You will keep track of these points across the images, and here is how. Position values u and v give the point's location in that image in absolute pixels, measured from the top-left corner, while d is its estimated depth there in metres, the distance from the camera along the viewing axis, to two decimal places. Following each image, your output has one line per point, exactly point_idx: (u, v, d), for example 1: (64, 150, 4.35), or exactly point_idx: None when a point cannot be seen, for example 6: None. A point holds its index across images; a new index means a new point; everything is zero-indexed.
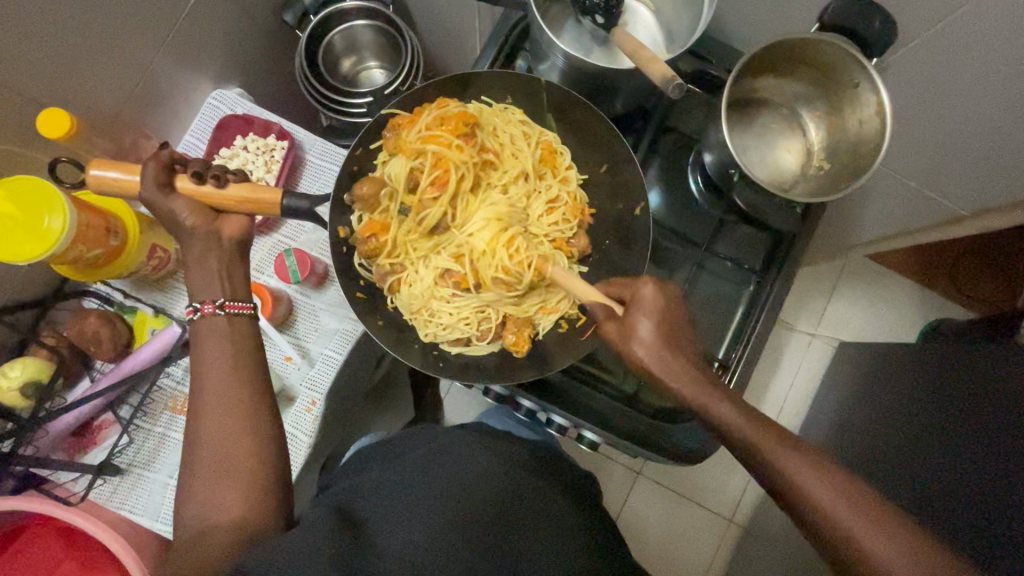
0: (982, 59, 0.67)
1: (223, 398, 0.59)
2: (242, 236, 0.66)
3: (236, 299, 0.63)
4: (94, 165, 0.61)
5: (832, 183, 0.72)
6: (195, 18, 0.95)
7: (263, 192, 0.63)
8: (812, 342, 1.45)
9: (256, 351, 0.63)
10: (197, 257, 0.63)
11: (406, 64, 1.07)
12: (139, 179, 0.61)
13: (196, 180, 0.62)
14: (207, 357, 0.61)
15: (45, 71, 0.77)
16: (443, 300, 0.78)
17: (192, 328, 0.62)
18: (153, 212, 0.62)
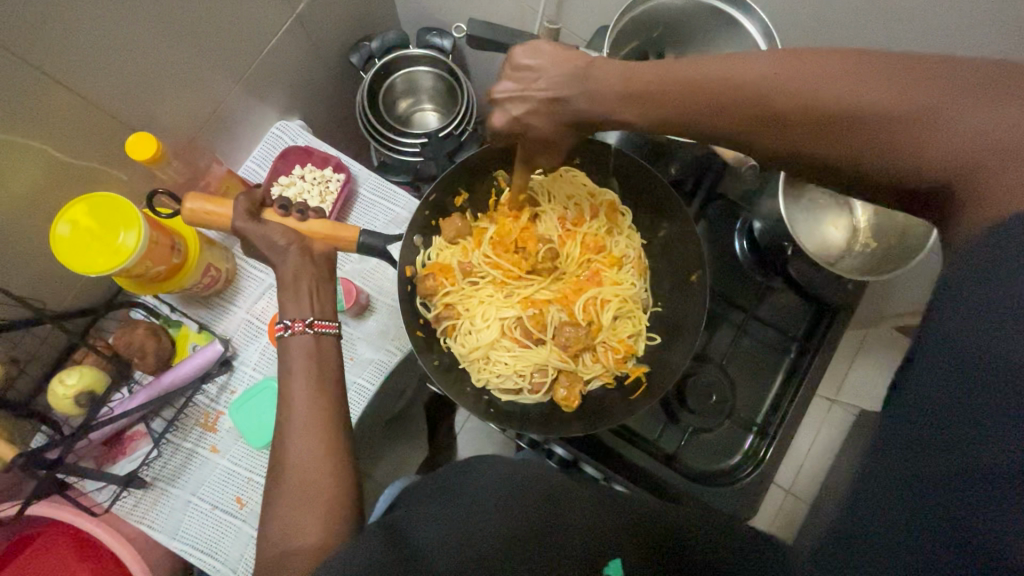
0: None
1: (295, 418, 0.62)
2: (320, 263, 0.69)
3: (324, 318, 0.67)
4: (190, 200, 0.67)
5: (880, 262, 0.74)
6: (273, 54, 1.01)
7: (342, 229, 0.69)
8: (831, 409, 1.45)
9: (333, 366, 0.66)
10: (280, 279, 0.66)
11: (462, 112, 1.13)
12: (229, 213, 0.66)
13: (281, 213, 0.69)
14: (293, 375, 0.64)
15: (140, 91, 0.82)
16: (500, 351, 0.81)
17: (281, 343, 0.65)
18: (243, 233, 0.65)
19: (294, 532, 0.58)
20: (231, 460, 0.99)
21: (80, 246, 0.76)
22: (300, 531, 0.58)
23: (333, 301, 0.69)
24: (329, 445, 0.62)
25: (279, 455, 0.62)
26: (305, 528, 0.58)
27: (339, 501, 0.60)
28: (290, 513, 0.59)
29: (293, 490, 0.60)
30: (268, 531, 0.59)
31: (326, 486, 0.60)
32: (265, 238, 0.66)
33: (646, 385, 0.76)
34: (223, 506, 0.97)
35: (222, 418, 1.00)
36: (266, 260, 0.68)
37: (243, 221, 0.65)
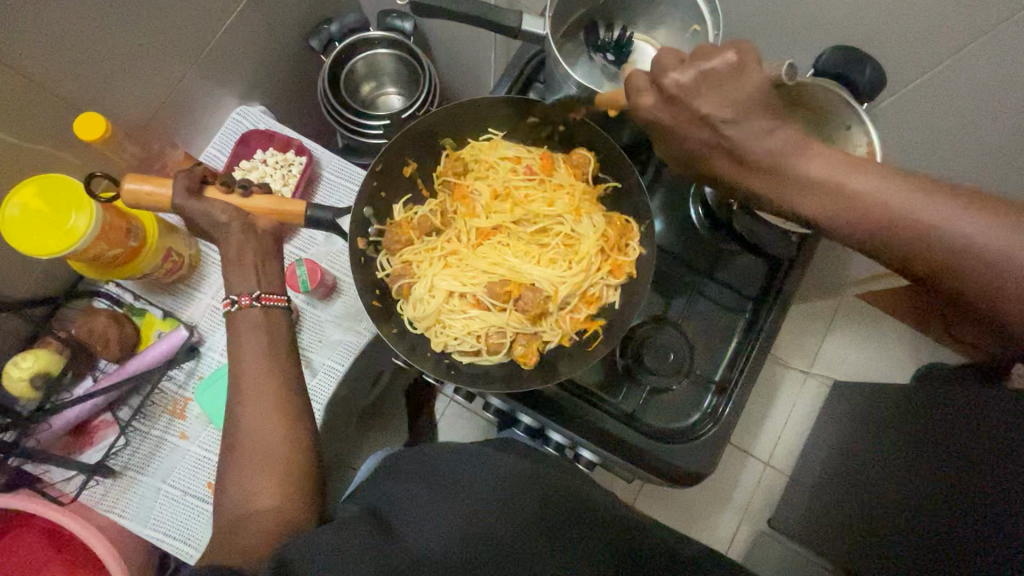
0: (963, 106, 0.72)
1: (254, 391, 0.62)
2: (267, 239, 0.69)
3: (271, 293, 0.67)
4: (128, 180, 0.64)
5: None
6: (228, 37, 1.00)
7: (288, 205, 0.68)
8: (807, 381, 1.49)
9: (288, 340, 0.67)
10: (226, 256, 0.66)
11: (425, 92, 1.13)
12: (169, 192, 0.64)
13: (225, 190, 0.66)
14: (248, 351, 0.64)
15: (89, 74, 0.81)
16: (455, 314, 0.84)
17: (228, 319, 0.66)
18: (185, 211, 0.65)
19: (249, 501, 0.58)
20: (200, 446, 0.98)
21: (30, 227, 0.76)
22: (254, 501, 0.58)
23: (279, 276, 0.69)
24: (284, 413, 0.62)
25: (234, 426, 0.62)
26: (258, 496, 0.58)
27: (294, 469, 0.60)
28: (245, 483, 0.59)
29: (252, 461, 0.60)
30: (224, 502, 0.59)
31: (283, 457, 0.60)
32: (207, 215, 0.65)
33: (601, 336, 0.78)
34: (194, 492, 0.96)
35: (190, 404, 1.00)
36: (212, 238, 0.67)
37: (185, 198, 0.65)
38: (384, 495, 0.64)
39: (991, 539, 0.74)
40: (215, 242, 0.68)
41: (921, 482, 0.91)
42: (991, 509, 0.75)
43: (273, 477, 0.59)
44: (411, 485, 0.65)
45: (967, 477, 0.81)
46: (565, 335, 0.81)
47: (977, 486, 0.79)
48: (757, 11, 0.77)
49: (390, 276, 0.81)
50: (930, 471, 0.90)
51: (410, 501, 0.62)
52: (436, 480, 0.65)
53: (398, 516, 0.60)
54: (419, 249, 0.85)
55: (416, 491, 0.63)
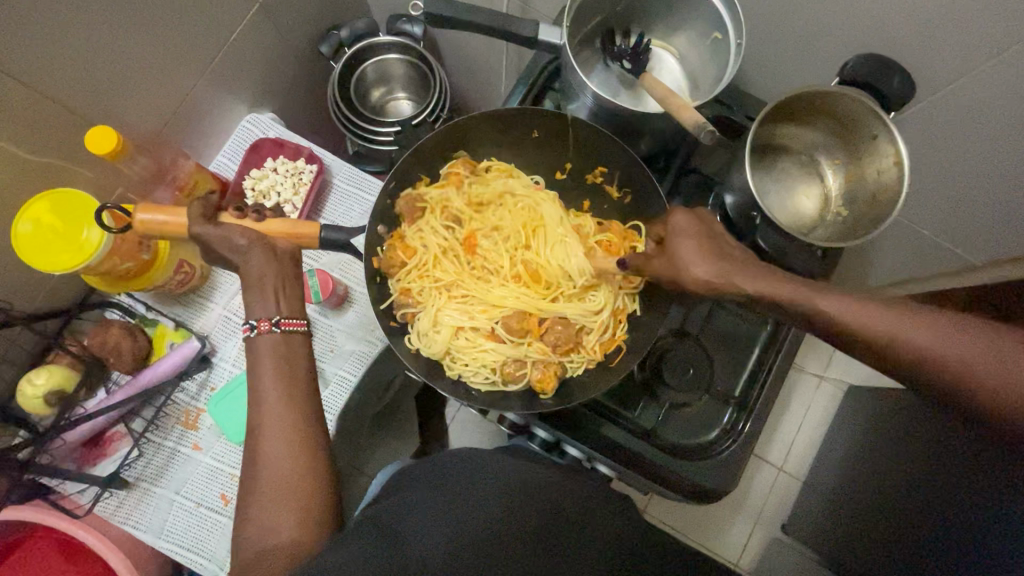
0: (993, 116, 0.70)
1: (269, 412, 0.62)
2: (284, 260, 0.68)
3: (291, 317, 0.66)
4: (140, 210, 0.64)
5: (852, 229, 0.74)
6: (238, 46, 0.99)
7: (301, 224, 0.67)
8: (820, 385, 1.47)
9: (302, 360, 0.66)
10: (243, 279, 0.65)
11: (435, 98, 1.11)
12: (186, 218, 0.64)
13: (238, 216, 0.67)
14: (263, 371, 0.63)
15: (99, 88, 0.80)
16: (465, 347, 0.81)
17: (248, 344, 0.64)
18: (201, 235, 0.64)
19: (267, 529, 0.58)
20: (214, 458, 0.98)
21: (42, 242, 0.75)
22: (273, 528, 0.57)
23: (300, 300, 0.68)
24: (302, 436, 0.61)
25: (252, 452, 0.61)
26: (277, 524, 0.58)
27: (311, 495, 0.60)
28: (263, 510, 0.58)
29: (267, 483, 0.59)
30: (243, 529, 0.59)
31: (298, 480, 0.60)
32: (223, 238, 0.64)
33: (624, 350, 0.81)
34: (208, 504, 0.96)
35: (203, 415, 0.99)
36: (228, 261, 0.67)
37: (201, 222, 0.64)
38: (401, 504, 0.63)
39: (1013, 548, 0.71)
40: (232, 265, 0.67)
41: (947, 484, 0.89)
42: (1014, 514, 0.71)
43: (288, 501, 0.58)
44: (425, 495, 0.63)
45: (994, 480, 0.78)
46: (588, 357, 0.80)
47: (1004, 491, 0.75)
48: (778, 18, 0.75)
49: (399, 304, 0.79)
50: (955, 471, 0.88)
51: (426, 510, 0.60)
52: (451, 489, 0.64)
53: (412, 527, 0.59)
54: (425, 280, 0.82)
55: (430, 501, 0.62)
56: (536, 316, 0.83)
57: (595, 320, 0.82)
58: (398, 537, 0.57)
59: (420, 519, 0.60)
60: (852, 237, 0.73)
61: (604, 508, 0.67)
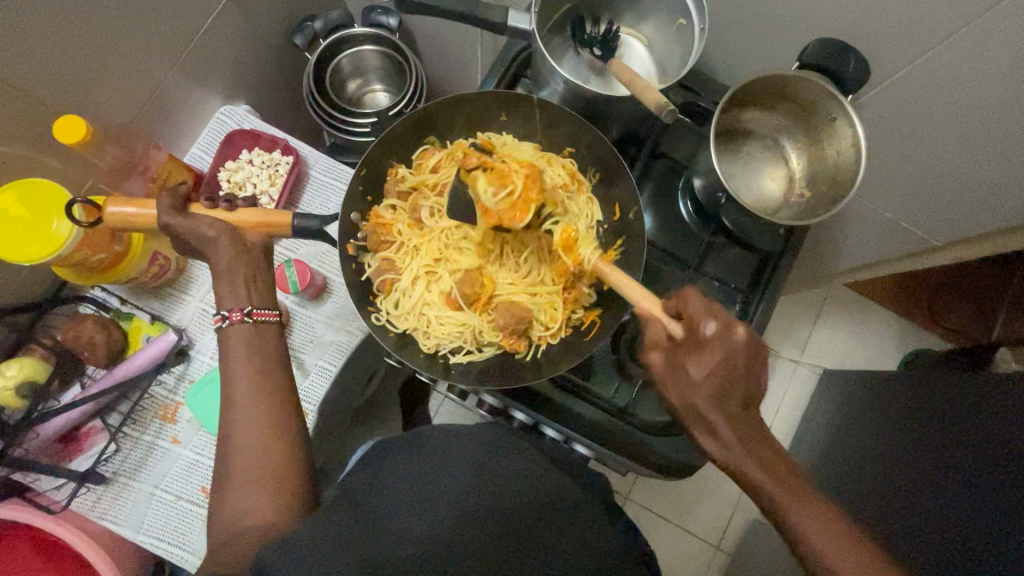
0: (944, 98, 0.74)
1: (246, 399, 0.62)
2: (257, 253, 0.68)
3: (262, 307, 0.66)
4: (113, 203, 0.65)
5: (814, 209, 0.76)
6: (210, 36, 0.99)
7: (274, 215, 0.67)
8: (796, 370, 1.51)
9: (277, 349, 0.67)
10: (215, 270, 0.65)
11: (411, 89, 1.12)
12: (155, 211, 0.64)
13: (208, 205, 0.67)
14: (237, 359, 0.64)
15: (68, 78, 0.79)
16: (433, 312, 0.82)
17: (220, 335, 0.65)
18: (174, 227, 0.64)
19: (240, 515, 0.58)
20: (193, 450, 0.97)
21: (10, 233, 0.74)
22: (245, 514, 0.58)
23: (271, 294, 0.69)
24: (279, 421, 0.63)
25: (224, 437, 0.62)
26: (249, 509, 0.58)
27: (280, 475, 0.61)
28: (237, 496, 0.59)
29: (244, 469, 0.60)
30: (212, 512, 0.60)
31: (274, 466, 0.61)
32: (194, 230, 0.64)
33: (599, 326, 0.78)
34: (188, 497, 0.96)
35: (181, 408, 0.99)
36: (199, 251, 0.67)
37: (171, 213, 0.64)
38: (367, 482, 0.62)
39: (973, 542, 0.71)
40: (203, 254, 0.67)
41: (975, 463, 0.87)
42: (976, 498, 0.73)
43: (266, 486, 0.59)
44: (391, 473, 0.62)
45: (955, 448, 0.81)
46: (555, 330, 0.80)
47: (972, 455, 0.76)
48: (742, 4, 0.77)
49: (373, 271, 0.79)
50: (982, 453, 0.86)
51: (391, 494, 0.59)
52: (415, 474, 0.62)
53: (368, 505, 0.58)
54: (400, 245, 0.82)
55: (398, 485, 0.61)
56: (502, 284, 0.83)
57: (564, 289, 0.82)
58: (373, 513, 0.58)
59: (392, 501, 0.60)
60: (816, 215, 0.76)
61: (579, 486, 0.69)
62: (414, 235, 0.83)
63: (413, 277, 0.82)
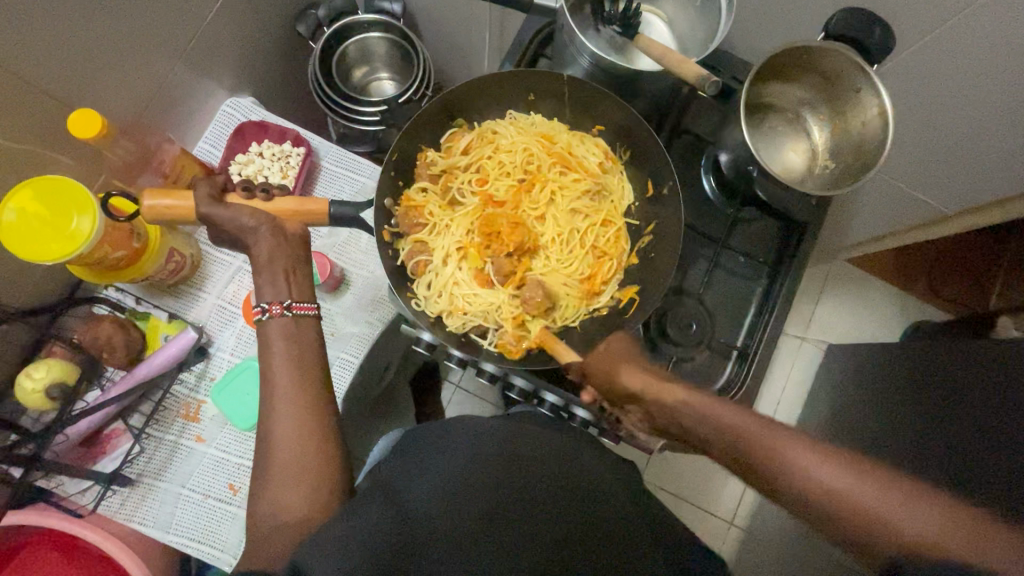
0: (967, 65, 0.74)
1: (289, 393, 0.61)
2: (292, 242, 0.67)
3: (302, 301, 0.66)
4: (146, 196, 0.62)
5: (840, 179, 0.77)
6: (216, 25, 0.96)
7: (310, 204, 0.67)
8: (802, 346, 1.52)
9: (315, 341, 0.66)
10: (254, 261, 0.64)
11: (420, 75, 1.10)
12: (193, 203, 0.63)
13: (246, 197, 0.66)
14: (275, 354, 0.63)
15: (79, 70, 0.77)
16: (469, 294, 0.82)
17: (259, 328, 0.64)
18: (209, 216, 0.63)
19: (292, 505, 0.57)
20: (218, 448, 0.97)
21: (29, 232, 0.73)
22: (298, 504, 0.58)
23: (307, 285, 0.68)
24: (320, 414, 0.62)
25: (267, 431, 0.61)
26: (300, 500, 0.58)
27: (328, 466, 0.60)
28: (287, 487, 0.58)
29: (291, 462, 0.59)
30: (258, 505, 0.59)
31: (320, 460, 0.60)
32: (230, 219, 0.63)
33: (638, 302, 0.78)
34: (216, 494, 0.95)
35: (204, 406, 0.98)
36: (233, 241, 0.66)
37: (207, 204, 0.63)
38: (403, 470, 0.63)
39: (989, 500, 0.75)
40: (236, 244, 0.66)
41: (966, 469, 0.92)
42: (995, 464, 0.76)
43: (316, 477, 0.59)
44: (434, 464, 0.62)
45: None
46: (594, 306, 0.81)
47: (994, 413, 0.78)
48: None
49: (404, 255, 0.79)
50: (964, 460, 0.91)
51: (432, 479, 0.60)
52: (458, 458, 0.63)
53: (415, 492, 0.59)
54: (430, 226, 0.81)
55: (439, 468, 0.62)
56: (538, 262, 0.84)
57: (595, 267, 0.83)
58: (422, 502, 0.57)
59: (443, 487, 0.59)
60: (841, 186, 0.76)
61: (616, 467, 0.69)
62: (447, 218, 0.82)
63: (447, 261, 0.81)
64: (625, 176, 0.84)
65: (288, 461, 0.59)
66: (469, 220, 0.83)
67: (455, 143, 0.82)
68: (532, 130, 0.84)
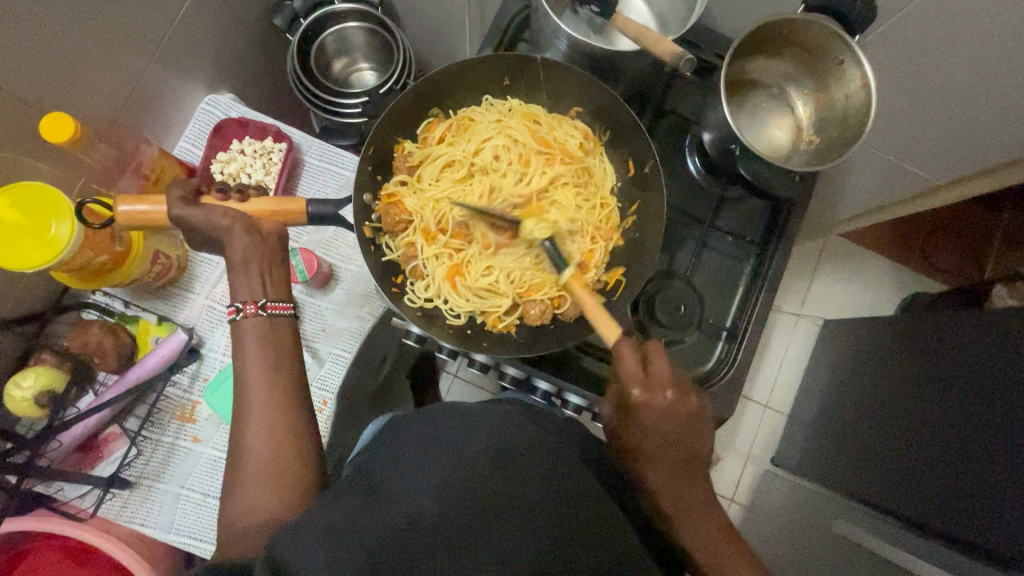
0: (953, 31, 0.73)
1: (271, 395, 0.61)
2: (272, 242, 0.66)
3: (277, 300, 0.65)
4: (121, 203, 0.63)
5: (825, 154, 0.75)
6: (189, 21, 0.95)
7: (288, 203, 0.66)
8: (798, 323, 1.52)
9: (294, 345, 0.65)
10: (230, 262, 0.63)
11: (400, 63, 1.08)
12: (167, 207, 0.63)
13: (222, 197, 0.66)
14: (251, 360, 0.63)
15: (50, 73, 0.76)
16: (457, 283, 0.81)
17: (234, 327, 0.63)
18: (186, 219, 0.63)
19: (280, 505, 0.58)
20: (215, 447, 0.97)
21: (8, 241, 0.72)
22: (286, 504, 0.58)
23: (284, 282, 0.67)
24: (297, 417, 0.62)
25: (245, 434, 0.61)
26: (280, 503, 0.58)
27: (309, 466, 0.61)
28: (273, 488, 0.58)
29: (271, 464, 0.59)
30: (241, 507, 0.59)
31: (297, 467, 0.60)
32: (205, 221, 0.63)
33: (626, 283, 0.79)
34: (215, 493, 0.95)
35: (198, 407, 0.98)
36: (213, 243, 0.65)
37: (181, 207, 0.62)
38: (388, 462, 0.60)
39: (987, 473, 0.75)
40: (217, 247, 0.65)
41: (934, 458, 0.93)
42: (996, 435, 0.76)
43: (297, 481, 0.59)
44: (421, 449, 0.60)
45: (970, 383, 0.84)
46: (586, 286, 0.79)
47: (1004, 397, 0.77)
48: None
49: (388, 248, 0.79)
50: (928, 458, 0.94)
51: (417, 470, 0.56)
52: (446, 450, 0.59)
53: (399, 485, 0.56)
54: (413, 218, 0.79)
55: (425, 461, 0.58)
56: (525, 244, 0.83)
57: (585, 251, 0.80)
58: (399, 485, 0.55)
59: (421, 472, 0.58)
60: (826, 160, 0.75)
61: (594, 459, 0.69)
62: (429, 207, 0.81)
63: (430, 250, 0.81)
64: (607, 158, 0.83)
65: (273, 465, 0.59)
66: (454, 208, 0.82)
67: (432, 131, 0.81)
68: (511, 113, 0.83)
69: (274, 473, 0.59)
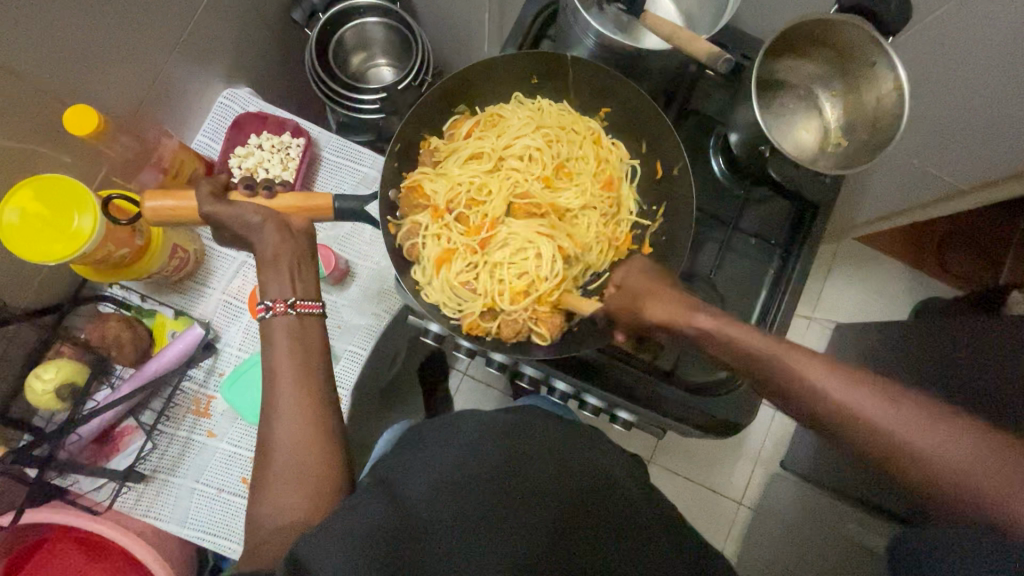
0: (985, 36, 0.72)
1: (295, 393, 0.61)
2: (298, 238, 0.66)
3: (306, 298, 0.65)
4: (149, 198, 0.62)
5: (855, 157, 0.74)
6: (210, 15, 0.94)
7: (316, 199, 0.66)
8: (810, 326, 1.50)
9: (319, 342, 0.65)
10: (255, 257, 0.63)
11: (419, 59, 1.07)
12: (195, 202, 0.62)
13: (249, 194, 0.65)
14: (278, 358, 0.62)
15: (74, 65, 0.75)
16: (469, 278, 0.79)
17: (263, 326, 0.63)
18: (213, 213, 0.62)
19: (305, 503, 0.57)
20: (231, 443, 0.97)
21: (31, 233, 0.72)
22: (310, 503, 0.57)
23: (309, 278, 0.67)
24: (321, 416, 0.61)
25: (268, 432, 0.60)
26: (305, 502, 0.57)
27: (333, 466, 0.60)
28: (298, 486, 0.58)
29: (295, 464, 0.59)
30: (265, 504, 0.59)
31: (322, 466, 0.59)
32: (233, 217, 0.62)
33: None
34: (230, 488, 0.95)
35: (214, 402, 0.98)
36: (240, 239, 0.65)
37: (209, 202, 0.62)
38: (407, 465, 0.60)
39: None
40: (243, 242, 0.65)
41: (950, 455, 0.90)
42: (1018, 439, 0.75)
43: (319, 481, 0.58)
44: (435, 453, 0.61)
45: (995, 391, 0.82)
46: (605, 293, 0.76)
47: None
48: None
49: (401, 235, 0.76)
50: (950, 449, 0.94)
51: (429, 474, 0.57)
52: (460, 457, 0.60)
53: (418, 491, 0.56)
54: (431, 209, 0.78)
55: (440, 466, 0.58)
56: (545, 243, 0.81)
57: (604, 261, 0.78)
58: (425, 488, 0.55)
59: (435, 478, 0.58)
60: (856, 163, 0.74)
61: (615, 462, 0.68)
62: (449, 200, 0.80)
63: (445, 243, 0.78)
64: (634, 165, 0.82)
65: (297, 463, 0.59)
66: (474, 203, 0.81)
67: (462, 125, 0.81)
68: (542, 112, 0.83)
69: (298, 470, 0.58)
